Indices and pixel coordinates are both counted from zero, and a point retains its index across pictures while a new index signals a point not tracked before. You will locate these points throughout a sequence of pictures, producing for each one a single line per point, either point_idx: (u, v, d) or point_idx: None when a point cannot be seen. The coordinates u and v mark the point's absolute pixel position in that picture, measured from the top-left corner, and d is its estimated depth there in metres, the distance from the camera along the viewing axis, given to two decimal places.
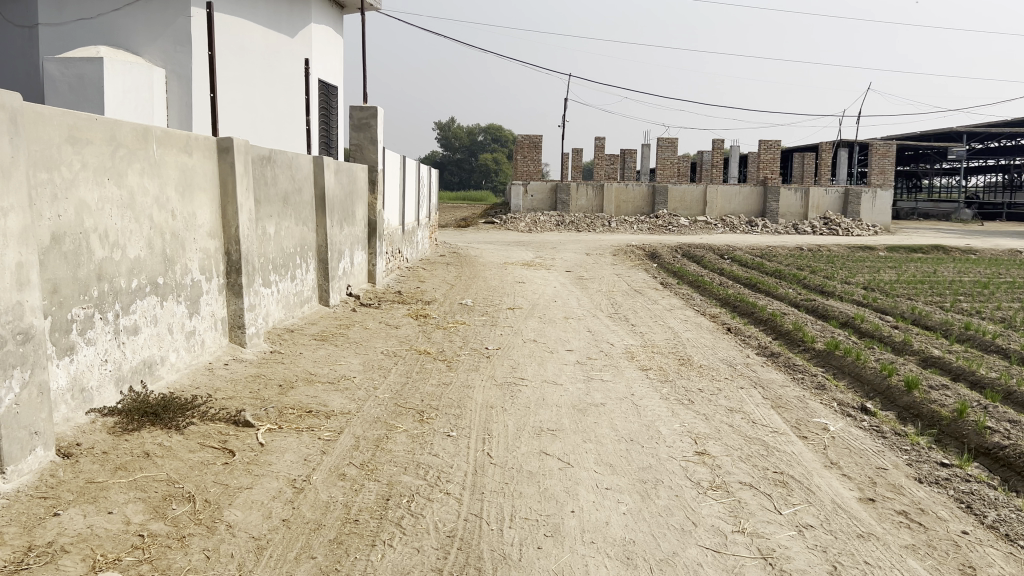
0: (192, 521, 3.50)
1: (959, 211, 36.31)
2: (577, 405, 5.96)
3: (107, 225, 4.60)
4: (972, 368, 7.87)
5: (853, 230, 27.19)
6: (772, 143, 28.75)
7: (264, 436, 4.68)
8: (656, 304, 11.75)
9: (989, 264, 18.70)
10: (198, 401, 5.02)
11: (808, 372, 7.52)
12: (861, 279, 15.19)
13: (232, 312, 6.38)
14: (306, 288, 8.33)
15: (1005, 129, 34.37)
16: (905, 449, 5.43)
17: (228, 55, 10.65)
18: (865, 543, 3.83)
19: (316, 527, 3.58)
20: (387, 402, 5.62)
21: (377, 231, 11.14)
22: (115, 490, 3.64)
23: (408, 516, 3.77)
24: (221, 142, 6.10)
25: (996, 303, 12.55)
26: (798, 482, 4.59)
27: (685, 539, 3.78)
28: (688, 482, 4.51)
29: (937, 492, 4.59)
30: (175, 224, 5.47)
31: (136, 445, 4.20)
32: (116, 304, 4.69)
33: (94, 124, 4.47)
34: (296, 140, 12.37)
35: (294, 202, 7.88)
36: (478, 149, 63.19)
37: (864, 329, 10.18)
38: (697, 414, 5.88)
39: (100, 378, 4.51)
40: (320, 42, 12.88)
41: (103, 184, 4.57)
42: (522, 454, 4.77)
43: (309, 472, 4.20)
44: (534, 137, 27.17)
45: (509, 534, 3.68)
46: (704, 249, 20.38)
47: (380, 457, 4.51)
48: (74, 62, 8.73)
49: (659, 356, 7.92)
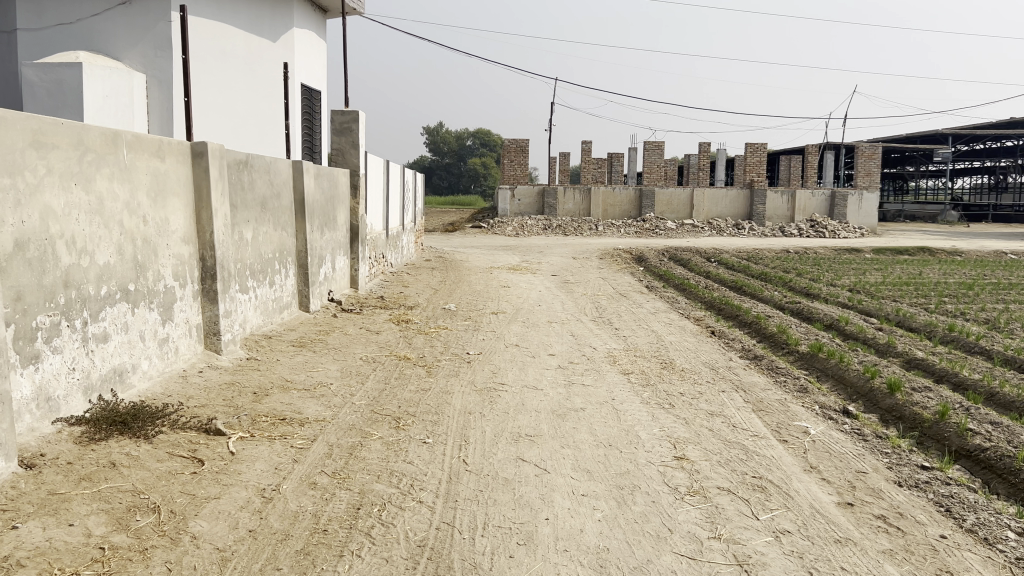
0: (155, 532, 3.43)
1: (945, 212, 36.48)
2: (557, 410, 5.90)
3: (74, 231, 4.52)
4: (955, 370, 7.86)
5: (840, 232, 27.28)
6: (759, 145, 28.75)
7: (235, 444, 4.60)
8: (641, 307, 11.71)
9: (974, 265, 18.77)
10: (169, 409, 4.94)
11: (791, 375, 7.48)
12: (846, 281, 15.20)
13: (207, 318, 6.29)
14: (286, 293, 8.25)
15: (989, 131, 34.58)
16: (886, 452, 5.39)
17: (208, 59, 10.56)
18: (842, 548, 3.79)
19: (283, 538, 3.51)
20: (364, 408, 5.54)
21: (359, 236, 11.07)
22: (78, 502, 3.56)
23: (379, 525, 3.71)
24: (194, 147, 6.04)
25: (980, 304, 12.57)
26: (777, 486, 4.54)
27: (660, 547, 3.72)
28: (666, 488, 4.46)
29: (917, 496, 4.55)
30: (147, 230, 5.39)
31: (102, 454, 4.12)
32: (84, 311, 4.61)
33: (60, 129, 4.40)
34: (279, 145, 12.28)
35: (272, 207, 7.80)
36: (466, 154, 63.13)
37: (849, 331, 10.17)
38: (677, 418, 5.83)
39: (68, 387, 4.43)
40: (302, 45, 12.80)
41: (70, 190, 4.49)
42: (498, 461, 4.71)
43: (279, 481, 4.13)
44: (521, 141, 26.95)
45: (481, 543, 3.62)
46: (690, 252, 20.38)
47: (354, 465, 4.44)
48: (52, 67, 8.65)
49: (641, 359, 7.87)
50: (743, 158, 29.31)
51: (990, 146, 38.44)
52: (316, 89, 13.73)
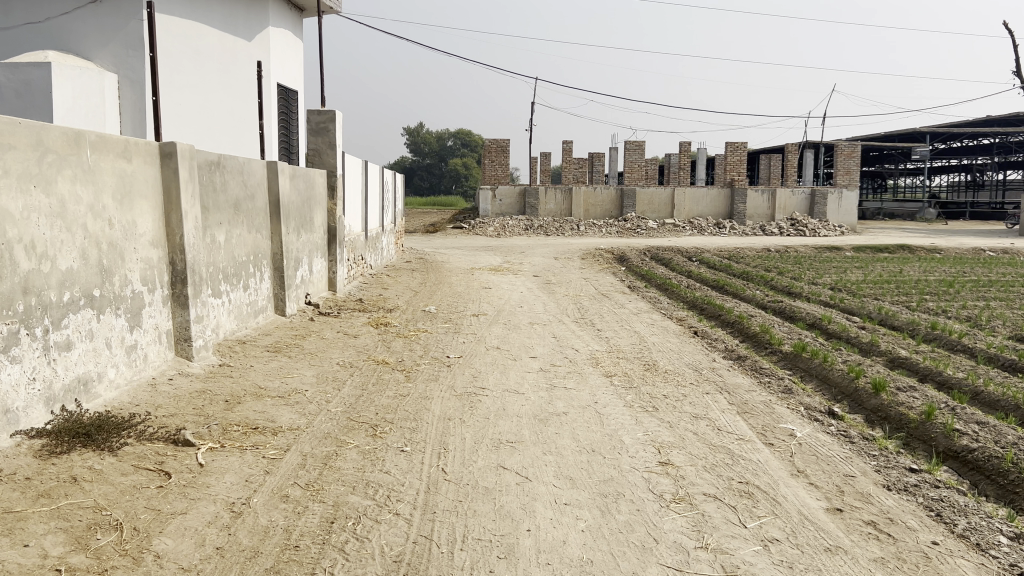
0: (116, 551, 3.26)
1: (925, 210, 36.70)
2: (539, 415, 5.77)
3: (33, 235, 4.34)
4: (939, 369, 7.79)
5: (820, 231, 27.35)
6: (739, 144, 28.67)
7: (205, 456, 4.43)
8: (623, 308, 11.58)
9: (955, 263, 18.81)
10: (136, 420, 4.76)
11: (775, 376, 7.37)
12: (828, 279, 15.14)
13: (178, 324, 6.11)
14: (261, 297, 8.07)
15: (967, 129, 34.78)
16: (873, 454, 5.29)
17: (181, 59, 10.36)
18: (833, 557, 3.67)
19: (252, 555, 3.35)
20: (340, 416, 5.38)
21: (337, 237, 10.89)
22: (34, 521, 3.38)
23: (353, 540, 3.56)
24: (163, 147, 5.86)
25: (962, 302, 12.55)
26: (764, 492, 4.43)
27: (645, 558, 3.59)
28: (650, 495, 4.33)
29: (907, 500, 4.45)
30: (113, 233, 5.20)
31: (64, 468, 3.94)
32: (45, 318, 4.42)
33: (17, 128, 4.22)
34: (254, 145, 12.07)
35: (245, 209, 7.61)
36: (448, 154, 62.91)
37: (832, 329, 10.11)
38: (661, 421, 5.72)
39: (28, 398, 4.25)
40: (278, 45, 12.62)
41: (29, 193, 4.31)
42: (477, 469, 4.56)
43: (249, 495, 3.96)
44: (501, 141, 26.79)
45: (459, 557, 3.47)
46: (671, 251, 20.31)
47: (328, 476, 4.29)
48: (19, 67, 8.41)
49: (624, 361, 7.75)
50: (723, 157, 29.33)
51: (967, 144, 38.72)
52: (293, 89, 13.54)
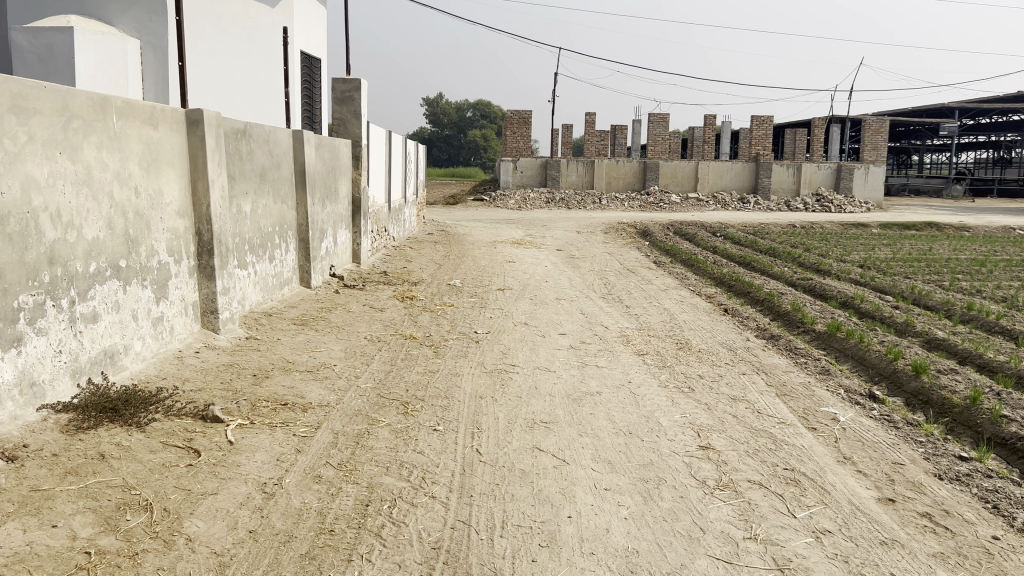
0: (147, 534, 3.14)
1: (951, 187, 36.10)
2: (571, 394, 5.62)
3: (59, 203, 4.20)
4: (980, 351, 7.57)
5: (845, 207, 26.97)
6: (765, 117, 28.15)
7: (234, 433, 4.31)
8: (650, 284, 11.37)
9: (985, 241, 18.41)
10: (163, 394, 4.65)
11: (810, 356, 7.19)
12: (857, 257, 14.83)
13: (204, 296, 5.98)
14: (286, 269, 7.95)
15: (999, 104, 34.03)
16: (920, 441, 5.11)
17: (206, 25, 10.15)
18: (889, 551, 3.51)
19: (286, 540, 3.23)
20: (370, 392, 5.26)
21: (361, 209, 10.72)
22: (62, 500, 3.26)
23: (389, 524, 3.43)
24: (190, 114, 5.71)
25: (996, 282, 12.26)
26: (812, 480, 4.26)
27: (693, 549, 3.45)
28: (693, 481, 4.18)
29: (960, 491, 4.27)
30: (139, 202, 5.06)
31: (91, 445, 3.83)
32: (71, 290, 4.30)
33: (43, 93, 4.06)
34: (276, 114, 11.89)
35: (271, 178, 7.45)
36: (467, 125, 62.46)
37: (865, 309, 9.86)
38: (698, 403, 5.55)
39: (53, 370, 4.13)
40: (301, 12, 12.41)
41: (54, 159, 4.16)
42: (513, 451, 4.42)
43: (281, 475, 3.84)
44: (523, 112, 26.49)
45: (500, 545, 3.34)
46: (696, 226, 20.02)
47: (361, 455, 4.16)
48: (42, 31, 8.25)
49: (655, 339, 7.58)
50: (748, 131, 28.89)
51: (996, 120, 37.99)
52: (316, 57, 13.32)
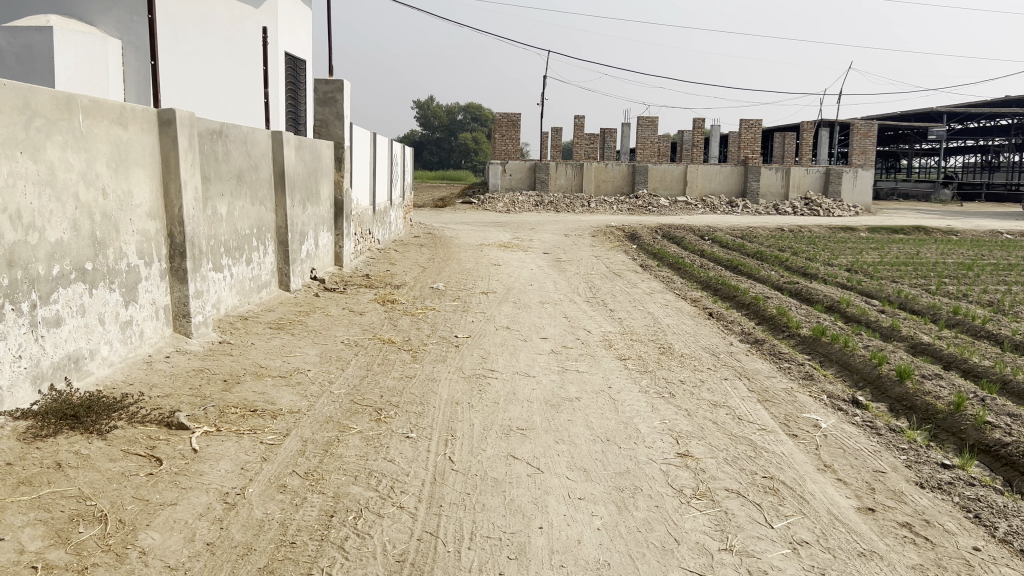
0: (99, 547, 3.03)
1: (939, 191, 36.19)
2: (550, 400, 5.52)
3: (19, 205, 4.09)
4: (965, 356, 7.51)
5: (834, 210, 26.99)
6: (753, 121, 28.11)
7: (200, 441, 4.20)
8: (635, 288, 11.30)
9: (972, 245, 18.41)
10: (128, 401, 4.54)
11: (794, 361, 7.11)
12: (843, 260, 14.77)
13: (176, 299, 5.86)
14: (264, 272, 7.83)
15: (988, 109, 34.14)
16: (902, 448, 5.03)
17: (187, 25, 10.03)
18: (868, 563, 3.42)
19: (245, 553, 3.12)
20: (343, 399, 5.15)
21: (343, 211, 10.60)
22: (11, 511, 3.15)
23: (353, 536, 3.32)
24: (162, 114, 5.60)
25: (982, 286, 12.23)
26: (791, 489, 4.17)
27: (666, 561, 3.35)
28: (669, 490, 4.08)
29: (942, 500, 4.19)
30: (107, 204, 4.95)
31: (49, 453, 3.72)
32: (32, 293, 4.18)
33: (2, 91, 3.94)
34: (259, 115, 11.77)
35: (248, 180, 7.33)
36: (457, 128, 62.32)
37: (850, 313, 9.80)
38: (678, 409, 5.46)
39: (12, 376, 4.01)
40: (285, 13, 12.30)
41: (15, 158, 4.04)
42: (487, 459, 4.33)
43: (244, 484, 3.73)
44: (512, 115, 26.39)
45: (467, 558, 3.24)
46: (684, 229, 19.96)
47: (329, 464, 4.06)
48: (19, 30, 8.11)
49: (638, 344, 7.49)
50: (737, 134, 28.88)
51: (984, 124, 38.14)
52: (300, 58, 13.22)
